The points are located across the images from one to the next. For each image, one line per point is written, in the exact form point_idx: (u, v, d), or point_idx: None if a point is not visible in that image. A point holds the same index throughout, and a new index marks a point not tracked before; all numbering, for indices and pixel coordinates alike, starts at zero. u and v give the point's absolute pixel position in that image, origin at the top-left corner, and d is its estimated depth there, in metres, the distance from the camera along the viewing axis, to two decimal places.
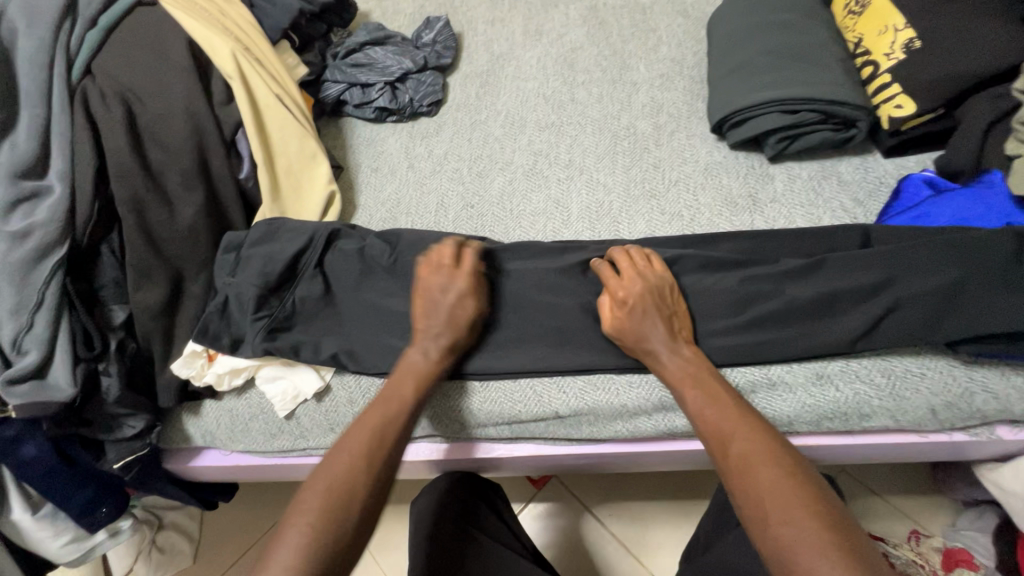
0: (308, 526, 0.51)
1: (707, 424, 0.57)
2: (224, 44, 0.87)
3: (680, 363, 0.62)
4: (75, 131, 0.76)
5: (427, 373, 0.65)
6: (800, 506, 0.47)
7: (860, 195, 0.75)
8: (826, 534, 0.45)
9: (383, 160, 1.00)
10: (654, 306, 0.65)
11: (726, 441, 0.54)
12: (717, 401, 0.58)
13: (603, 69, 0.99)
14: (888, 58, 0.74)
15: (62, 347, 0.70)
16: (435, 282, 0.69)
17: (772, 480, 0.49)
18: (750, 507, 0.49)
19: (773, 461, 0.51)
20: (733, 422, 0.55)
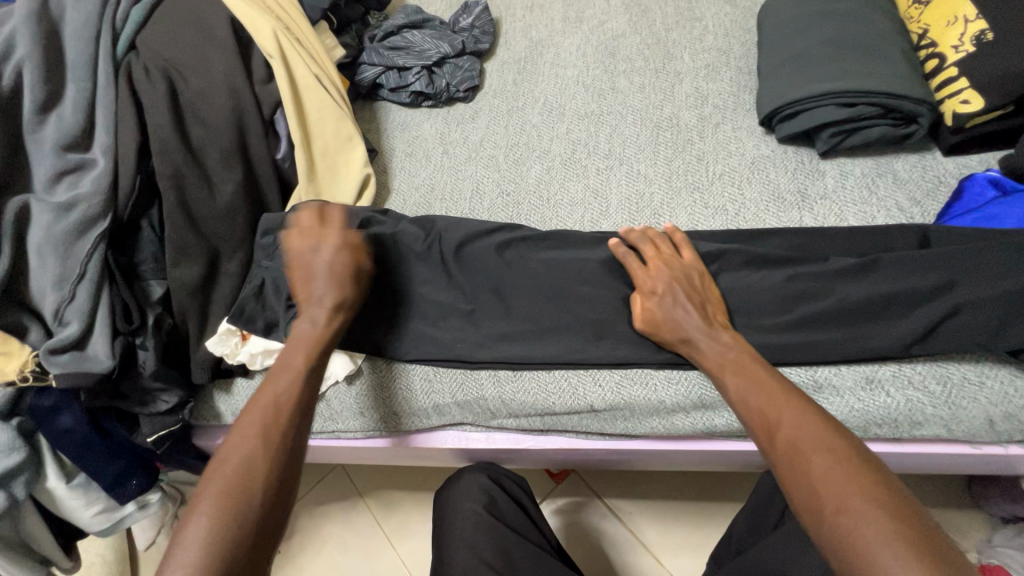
0: (209, 509, 0.49)
1: (749, 408, 0.54)
2: (266, 23, 0.86)
3: (720, 350, 0.60)
4: (119, 105, 0.76)
5: (317, 339, 0.62)
6: (855, 491, 0.44)
7: (917, 195, 0.72)
8: (887, 522, 0.42)
9: (418, 145, 1.00)
10: (682, 291, 0.65)
11: (772, 425, 0.52)
12: (758, 383, 0.55)
13: (646, 58, 0.96)
14: (955, 51, 0.70)
15: (102, 319, 0.71)
16: (305, 244, 0.67)
17: (823, 466, 0.47)
18: (801, 496, 0.47)
19: (824, 445, 0.48)
20: (777, 405, 0.52)
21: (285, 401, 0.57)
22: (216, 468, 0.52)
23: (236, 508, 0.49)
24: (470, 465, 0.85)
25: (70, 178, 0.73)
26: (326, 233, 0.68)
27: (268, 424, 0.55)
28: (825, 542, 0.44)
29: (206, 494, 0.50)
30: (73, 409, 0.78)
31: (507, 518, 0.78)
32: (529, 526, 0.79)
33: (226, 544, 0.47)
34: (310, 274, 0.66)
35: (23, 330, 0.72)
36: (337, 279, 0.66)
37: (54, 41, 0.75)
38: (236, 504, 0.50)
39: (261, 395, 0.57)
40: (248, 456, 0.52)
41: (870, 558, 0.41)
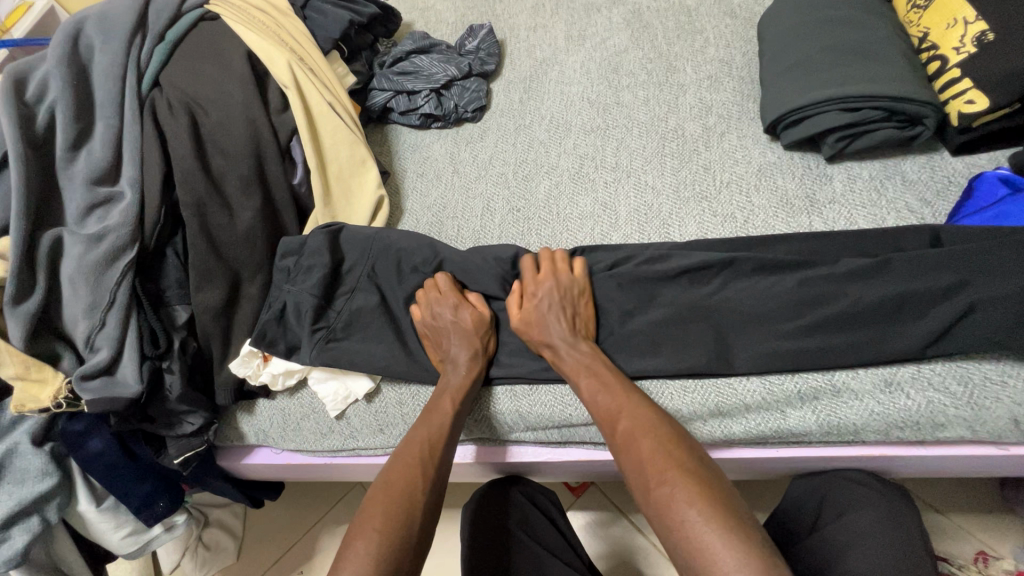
0: (376, 531, 0.57)
1: (596, 405, 0.64)
2: (281, 55, 0.90)
3: (577, 358, 0.68)
4: (145, 140, 0.80)
5: (460, 386, 0.71)
6: (672, 467, 0.55)
7: (927, 195, 0.72)
8: (694, 490, 0.52)
9: (429, 166, 1.02)
10: (551, 299, 0.72)
11: (614, 418, 0.62)
12: (602, 380, 0.66)
13: (649, 71, 0.98)
14: (957, 52, 0.71)
15: (130, 345, 0.74)
16: (440, 312, 0.77)
17: (650, 450, 0.57)
18: (635, 477, 0.57)
19: (649, 432, 0.59)
20: (619, 401, 0.63)
21: (437, 439, 0.67)
22: (375, 497, 0.61)
23: (403, 536, 0.57)
24: (495, 479, 0.86)
25: (99, 211, 0.76)
26: (453, 296, 0.77)
27: (422, 456, 0.65)
28: (653, 514, 0.54)
29: (374, 512, 0.59)
30: (103, 433, 0.81)
31: (538, 535, 0.80)
32: (559, 540, 0.80)
33: (396, 552, 0.56)
34: (442, 335, 0.76)
35: (56, 357, 0.75)
36: (469, 332, 0.75)
37: (84, 82, 0.80)
38: (406, 522, 0.58)
39: (416, 431, 0.68)
40: (409, 482, 0.62)
41: (678, 520, 0.51)
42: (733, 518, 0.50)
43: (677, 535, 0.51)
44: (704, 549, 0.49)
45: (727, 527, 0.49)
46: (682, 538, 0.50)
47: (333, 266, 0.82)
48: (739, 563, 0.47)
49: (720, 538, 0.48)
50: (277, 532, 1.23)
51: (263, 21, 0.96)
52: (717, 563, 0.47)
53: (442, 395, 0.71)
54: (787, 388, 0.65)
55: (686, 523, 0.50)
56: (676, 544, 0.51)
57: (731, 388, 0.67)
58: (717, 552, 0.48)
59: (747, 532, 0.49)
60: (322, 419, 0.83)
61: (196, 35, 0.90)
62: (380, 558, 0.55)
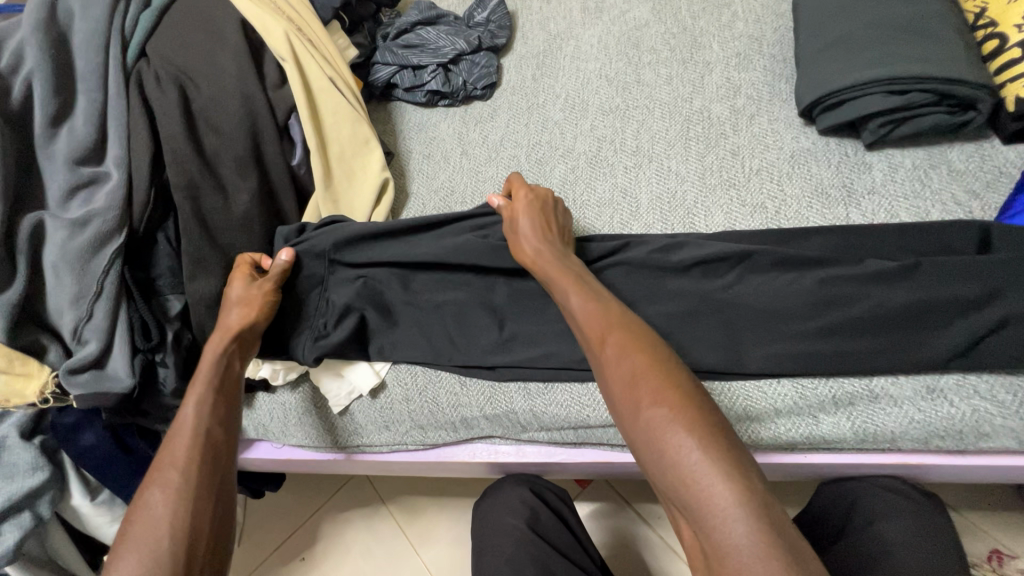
0: (152, 544, 0.49)
1: (581, 322, 0.57)
2: (278, 25, 0.84)
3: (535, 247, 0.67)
4: (131, 115, 0.74)
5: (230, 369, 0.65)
6: (643, 372, 0.50)
7: (976, 186, 0.67)
8: (664, 395, 0.48)
9: (436, 146, 0.96)
10: (527, 210, 0.70)
11: (602, 336, 0.54)
12: (583, 295, 0.59)
13: (672, 48, 0.92)
14: (1019, 29, 0.65)
15: (120, 337, 0.69)
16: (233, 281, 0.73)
17: (618, 352, 0.52)
18: (620, 399, 0.50)
19: (636, 348, 0.52)
20: (609, 316, 0.56)
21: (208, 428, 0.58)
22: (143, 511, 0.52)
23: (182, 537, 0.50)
24: (504, 478, 0.82)
25: (83, 192, 0.71)
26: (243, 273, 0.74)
27: (163, 473, 0.54)
28: (636, 438, 0.48)
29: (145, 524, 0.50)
30: (96, 428, 0.77)
31: (548, 534, 0.75)
32: (571, 542, 0.75)
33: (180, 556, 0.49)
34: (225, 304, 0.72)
35: (42, 350, 0.70)
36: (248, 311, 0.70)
37: (64, 51, 0.73)
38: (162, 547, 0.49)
39: (181, 427, 0.57)
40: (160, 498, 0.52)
41: (664, 442, 0.46)
42: (721, 441, 0.45)
43: (662, 462, 0.45)
44: (668, 451, 0.45)
45: (699, 433, 0.45)
46: (646, 435, 0.47)
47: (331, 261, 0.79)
48: (705, 468, 0.43)
49: (708, 462, 0.43)
50: (278, 520, 1.21)
51: None
52: (702, 489, 0.43)
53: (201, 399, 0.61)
54: (822, 393, 0.61)
55: (655, 425, 0.47)
56: (660, 468, 0.46)
57: (761, 391, 0.62)
58: (682, 456, 0.44)
59: (734, 456, 0.44)
60: (325, 414, 0.79)
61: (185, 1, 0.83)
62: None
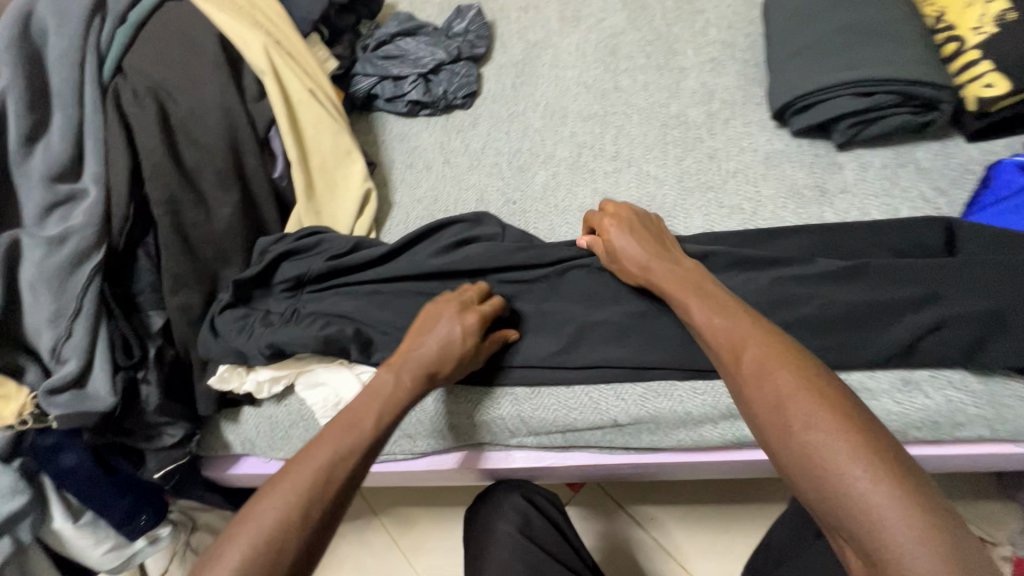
0: None
1: (716, 338, 0.53)
2: (256, 39, 0.84)
3: (674, 270, 0.62)
4: (108, 131, 0.73)
5: (390, 401, 0.57)
6: (796, 383, 0.46)
7: (942, 183, 0.69)
8: (822, 407, 0.44)
9: (418, 156, 0.97)
10: (629, 229, 0.67)
11: (738, 350, 0.51)
12: (708, 304, 0.56)
13: (648, 55, 0.94)
14: (976, 33, 0.68)
15: (100, 355, 0.68)
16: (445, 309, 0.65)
17: (755, 361, 0.49)
18: (768, 413, 0.46)
19: (784, 356, 0.48)
20: (734, 327, 0.53)
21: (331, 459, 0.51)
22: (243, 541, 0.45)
23: None
24: (496, 483, 0.82)
25: (61, 210, 0.70)
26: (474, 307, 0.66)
27: (271, 500, 0.48)
28: (789, 454, 0.44)
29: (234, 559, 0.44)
30: (76, 448, 0.74)
31: (540, 538, 0.75)
32: (562, 544, 0.76)
33: None
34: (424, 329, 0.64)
35: (20, 370, 0.69)
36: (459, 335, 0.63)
37: (39, 68, 0.73)
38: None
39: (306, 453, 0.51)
40: (289, 519, 0.47)
41: (828, 459, 0.41)
42: (903, 467, 0.40)
43: (827, 478, 0.41)
44: (830, 465, 0.41)
45: (868, 450, 0.41)
46: (801, 449, 0.43)
47: (309, 274, 0.79)
48: (877, 486, 0.39)
49: (879, 481, 0.39)
50: None
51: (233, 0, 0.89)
52: (873, 513, 0.39)
53: (343, 418, 0.55)
54: None
55: (812, 437, 0.43)
56: (819, 485, 0.42)
57: None
58: (852, 474, 0.40)
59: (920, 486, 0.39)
60: (311, 427, 0.79)
61: (161, 16, 0.83)
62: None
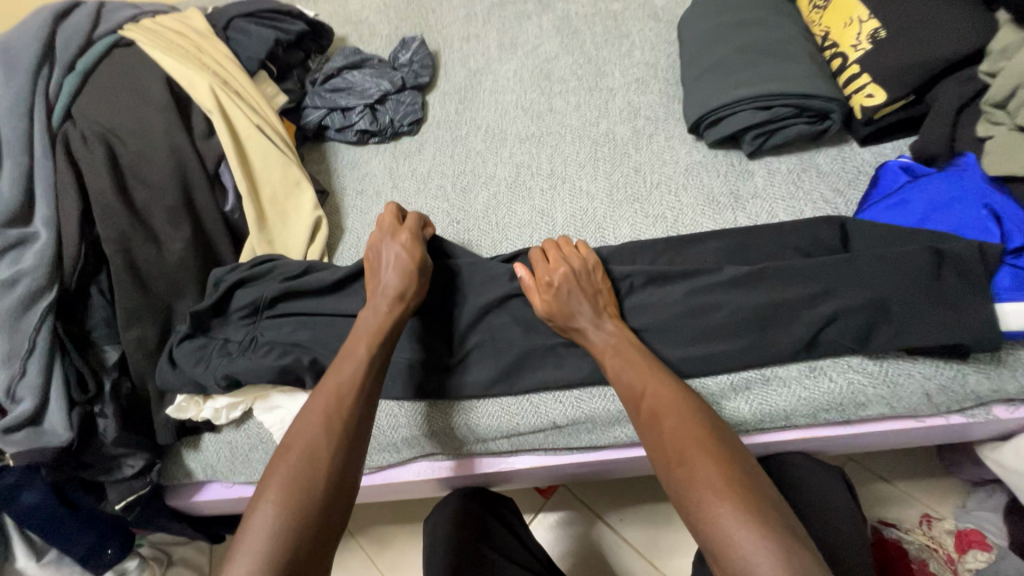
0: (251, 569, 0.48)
1: (623, 384, 0.60)
2: (202, 80, 0.88)
3: (606, 337, 0.65)
4: (58, 175, 0.76)
5: (376, 330, 0.65)
6: (688, 432, 0.53)
7: (839, 185, 0.76)
8: (702, 451, 0.51)
9: (368, 182, 1.01)
10: (576, 286, 0.67)
11: (639, 398, 0.58)
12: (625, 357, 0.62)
13: (579, 77, 1.00)
14: (854, 49, 0.75)
15: (56, 391, 0.70)
16: (380, 240, 0.73)
17: (659, 410, 0.56)
18: (655, 452, 0.54)
19: (677, 407, 0.55)
20: (642, 375, 0.60)
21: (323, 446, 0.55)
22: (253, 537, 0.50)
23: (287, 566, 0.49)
24: (454, 492, 0.84)
25: (12, 253, 0.72)
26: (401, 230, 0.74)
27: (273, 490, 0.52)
28: (676, 490, 0.51)
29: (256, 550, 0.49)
30: (36, 486, 0.74)
31: (495, 541, 0.79)
32: (517, 548, 0.80)
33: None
34: (379, 263, 0.72)
35: None
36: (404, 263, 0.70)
37: None
38: (314, 492, 0.52)
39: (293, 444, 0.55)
40: (313, 446, 0.55)
41: (700, 495, 0.48)
42: (754, 500, 0.47)
43: (693, 507, 0.49)
44: (700, 500, 0.48)
45: (732, 485, 0.48)
46: (683, 486, 0.50)
47: (259, 302, 0.81)
48: (738, 516, 0.46)
49: (735, 511, 0.47)
50: None
51: (179, 44, 0.93)
52: (731, 540, 0.46)
53: (340, 359, 0.63)
54: (722, 381, 0.67)
55: (692, 476, 0.50)
56: (694, 518, 0.49)
57: None
58: (719, 507, 0.47)
59: (769, 515, 0.47)
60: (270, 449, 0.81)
61: (110, 64, 0.87)
62: (273, 536, 0.49)
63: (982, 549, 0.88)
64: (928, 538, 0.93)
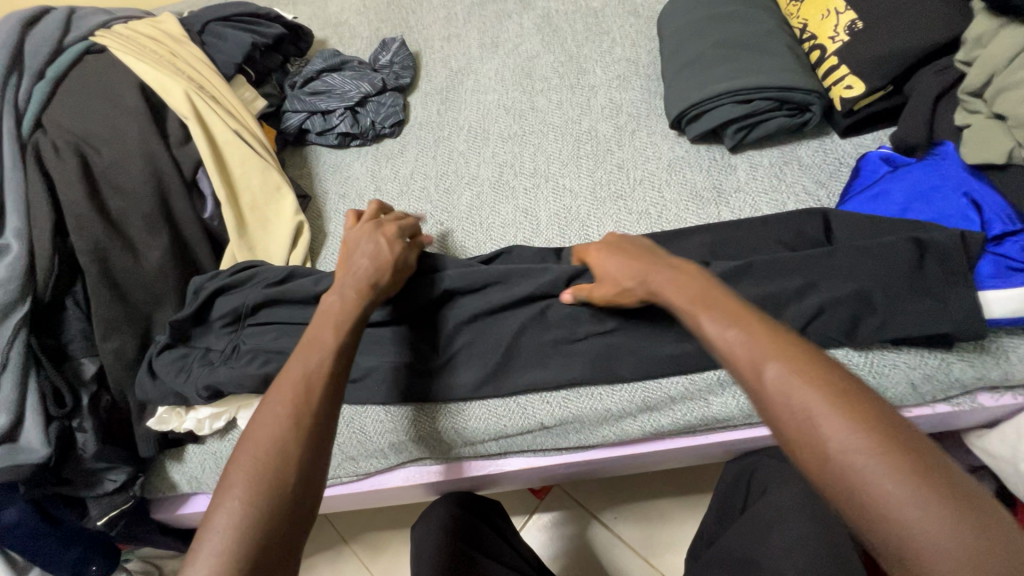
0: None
1: (733, 353, 0.45)
2: (177, 86, 0.87)
3: (675, 283, 0.53)
4: (29, 185, 0.75)
5: (346, 313, 0.61)
6: (845, 412, 0.39)
7: (821, 177, 0.76)
8: (869, 436, 0.37)
9: (350, 185, 1.00)
10: (612, 252, 0.65)
11: (760, 367, 0.43)
12: (724, 318, 0.47)
13: (561, 75, 0.99)
14: (833, 41, 0.75)
15: (31, 407, 0.68)
16: (361, 235, 0.71)
17: (792, 386, 0.41)
18: (807, 443, 0.39)
19: (822, 380, 0.41)
20: (758, 341, 0.44)
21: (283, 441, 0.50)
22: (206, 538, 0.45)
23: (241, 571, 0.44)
24: (443, 496, 0.84)
25: None
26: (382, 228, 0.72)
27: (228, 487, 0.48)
28: (840, 492, 0.38)
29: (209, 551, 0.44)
30: (17, 503, 0.72)
31: (483, 543, 0.79)
32: (507, 551, 0.80)
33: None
34: (352, 255, 0.68)
35: None
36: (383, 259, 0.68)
37: None
38: (280, 490, 0.48)
39: (252, 440, 0.50)
40: (275, 444, 0.50)
41: (880, 495, 0.36)
42: (948, 490, 0.36)
43: (874, 514, 0.36)
44: (880, 503, 0.36)
45: (917, 476, 0.36)
46: (853, 486, 0.37)
47: (240, 312, 0.80)
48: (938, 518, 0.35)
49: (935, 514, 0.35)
50: None
51: (154, 50, 0.92)
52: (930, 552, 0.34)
53: (305, 349, 0.58)
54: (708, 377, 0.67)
55: (868, 472, 0.36)
56: (876, 526, 0.36)
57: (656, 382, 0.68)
58: (906, 508, 0.35)
59: (972, 510, 0.35)
60: None
61: (82, 71, 0.86)
62: (235, 539, 0.45)
63: None
64: None
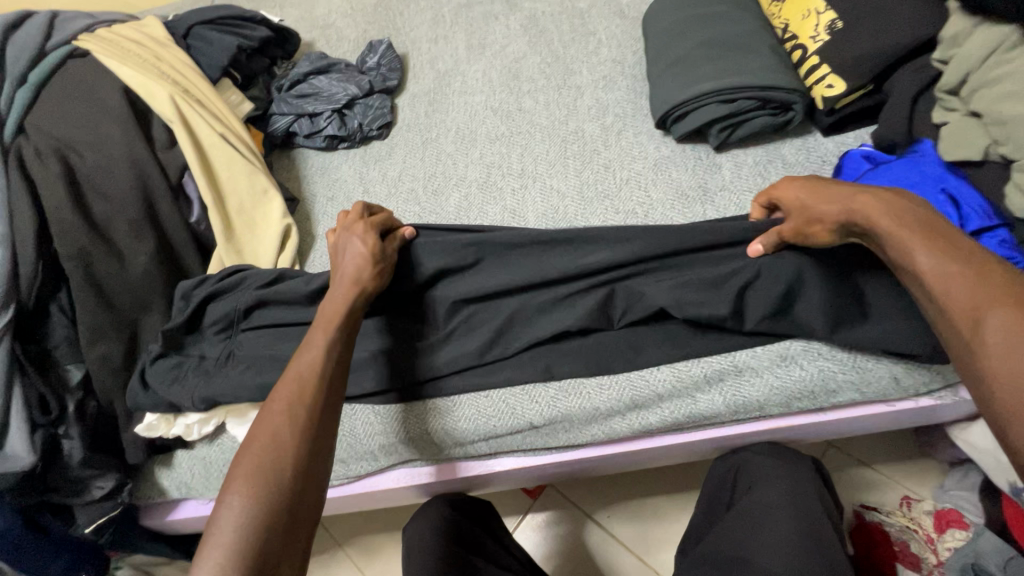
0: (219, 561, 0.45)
1: (949, 298, 0.47)
2: (162, 89, 0.86)
3: (907, 222, 0.52)
4: (12, 191, 0.74)
5: (339, 313, 0.62)
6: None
7: (805, 175, 0.76)
8: None
9: (339, 188, 1.00)
10: (805, 194, 0.60)
11: (975, 309, 0.45)
12: (938, 257, 0.49)
13: (548, 76, 1.00)
14: (813, 40, 0.76)
15: (16, 415, 0.67)
16: (344, 237, 0.70)
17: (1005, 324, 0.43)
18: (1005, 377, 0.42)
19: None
20: (967, 284, 0.46)
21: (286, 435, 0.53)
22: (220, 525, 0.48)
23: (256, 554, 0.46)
24: (434, 497, 0.84)
25: None
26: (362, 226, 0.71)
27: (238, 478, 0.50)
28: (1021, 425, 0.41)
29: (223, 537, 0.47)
30: None
31: (474, 544, 0.79)
32: (499, 551, 0.81)
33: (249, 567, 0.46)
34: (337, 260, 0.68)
35: None
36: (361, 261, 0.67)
37: None
38: (287, 476, 0.51)
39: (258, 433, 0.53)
40: (276, 437, 0.52)
41: None
42: None
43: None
44: None
45: None
46: None
47: (234, 315, 0.80)
48: None
49: None
50: None
51: (138, 53, 0.91)
52: None
53: (301, 346, 0.60)
54: (694, 373, 0.67)
55: None
56: None
57: (644, 379, 0.69)
58: None
59: None
60: None
61: (65, 75, 0.85)
62: (247, 525, 0.47)
63: (959, 528, 0.90)
64: (908, 520, 0.94)
